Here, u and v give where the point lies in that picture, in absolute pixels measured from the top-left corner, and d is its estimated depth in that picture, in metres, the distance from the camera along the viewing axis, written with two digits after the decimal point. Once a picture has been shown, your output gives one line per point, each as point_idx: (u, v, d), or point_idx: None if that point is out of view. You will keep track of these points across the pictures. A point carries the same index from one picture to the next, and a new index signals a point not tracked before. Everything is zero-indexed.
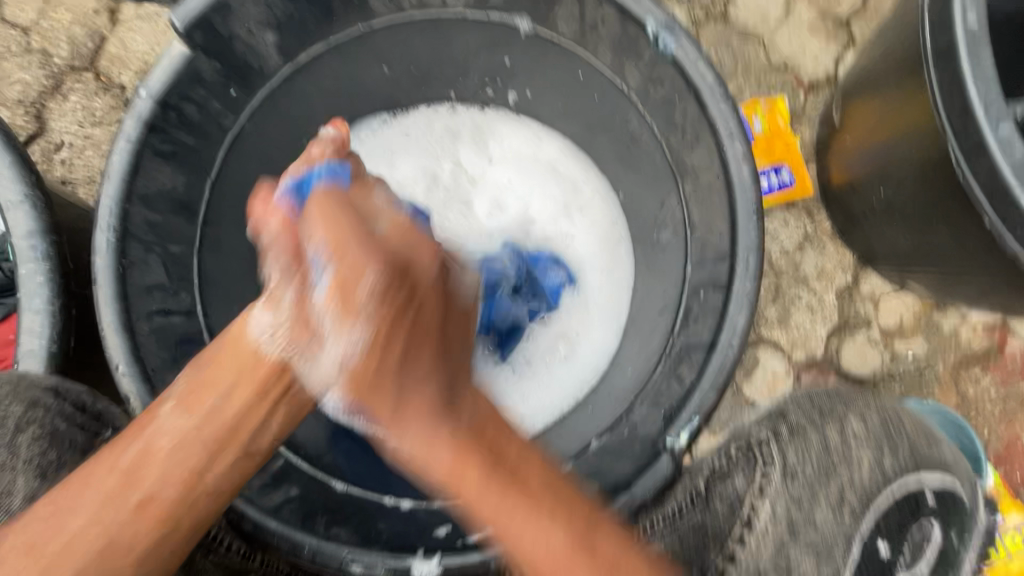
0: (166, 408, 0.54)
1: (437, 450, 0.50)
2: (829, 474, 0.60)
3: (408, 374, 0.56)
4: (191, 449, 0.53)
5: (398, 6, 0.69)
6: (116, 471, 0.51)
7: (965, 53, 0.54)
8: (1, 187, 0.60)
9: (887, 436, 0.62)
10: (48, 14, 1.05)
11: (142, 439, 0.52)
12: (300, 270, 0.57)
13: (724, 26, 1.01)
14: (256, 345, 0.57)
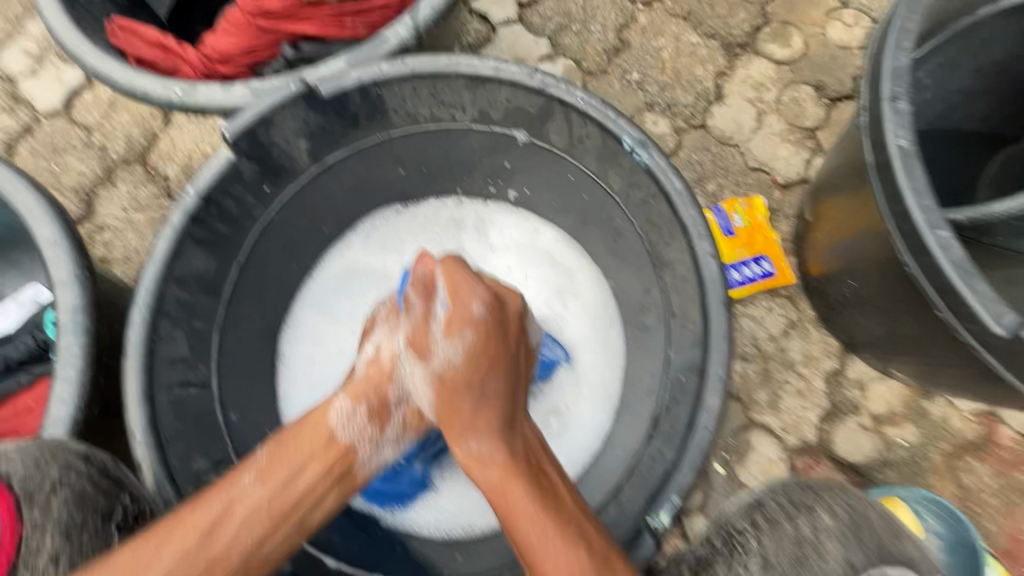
0: (246, 477, 0.56)
1: (492, 464, 0.56)
2: (807, 567, 0.51)
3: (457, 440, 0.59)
4: (268, 515, 0.54)
5: (415, 119, 0.78)
6: (191, 532, 0.52)
7: (900, 169, 0.62)
8: (55, 267, 0.67)
9: (853, 528, 0.53)
10: (111, 117, 1.21)
11: (221, 504, 0.54)
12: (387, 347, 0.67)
13: (704, 134, 1.14)
14: (331, 431, 0.60)
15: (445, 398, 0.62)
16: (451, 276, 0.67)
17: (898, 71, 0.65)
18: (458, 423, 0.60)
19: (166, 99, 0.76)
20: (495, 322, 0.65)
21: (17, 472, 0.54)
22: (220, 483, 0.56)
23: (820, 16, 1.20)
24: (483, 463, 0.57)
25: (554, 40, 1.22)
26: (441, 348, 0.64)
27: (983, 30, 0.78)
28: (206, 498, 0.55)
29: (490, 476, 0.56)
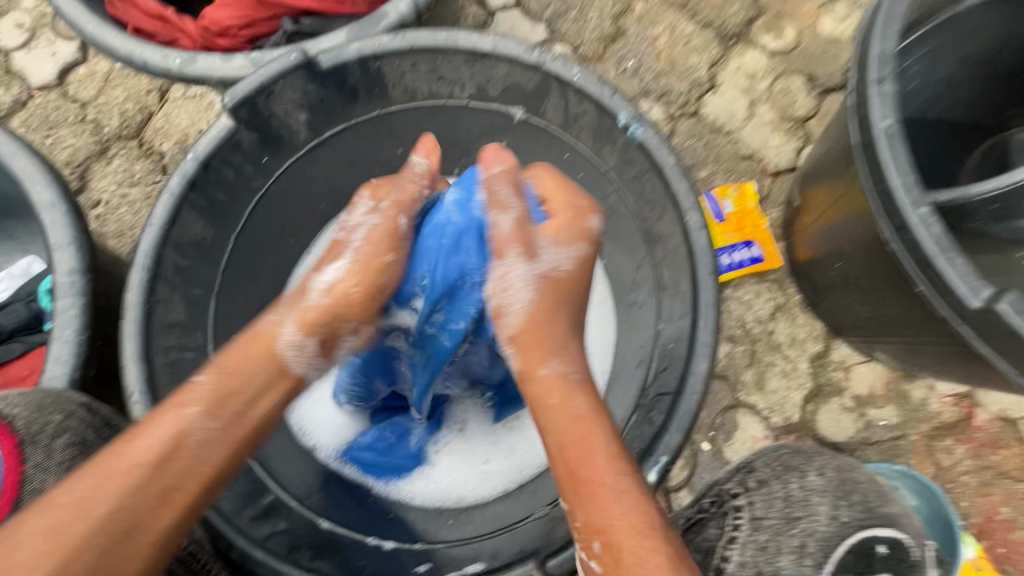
0: (195, 408, 0.54)
1: (577, 381, 0.56)
2: (795, 521, 0.57)
3: (546, 352, 0.57)
4: (218, 446, 0.54)
5: (413, 94, 0.79)
6: (135, 466, 0.50)
7: (884, 148, 0.65)
8: (53, 230, 0.68)
9: (841, 488, 0.60)
10: (106, 92, 1.21)
11: (168, 436, 0.52)
12: (359, 276, 0.62)
13: (697, 122, 1.16)
14: (278, 359, 0.58)
15: (540, 314, 0.59)
16: (554, 191, 0.66)
17: (885, 55, 0.67)
18: (547, 342, 0.58)
19: (165, 69, 0.77)
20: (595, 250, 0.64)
21: (20, 417, 0.55)
22: (164, 409, 0.54)
23: (813, 9, 1.22)
24: (572, 388, 0.56)
25: (552, 26, 1.23)
26: (550, 259, 0.61)
27: (968, 19, 0.80)
28: (154, 426, 0.53)
29: (580, 407, 0.55)
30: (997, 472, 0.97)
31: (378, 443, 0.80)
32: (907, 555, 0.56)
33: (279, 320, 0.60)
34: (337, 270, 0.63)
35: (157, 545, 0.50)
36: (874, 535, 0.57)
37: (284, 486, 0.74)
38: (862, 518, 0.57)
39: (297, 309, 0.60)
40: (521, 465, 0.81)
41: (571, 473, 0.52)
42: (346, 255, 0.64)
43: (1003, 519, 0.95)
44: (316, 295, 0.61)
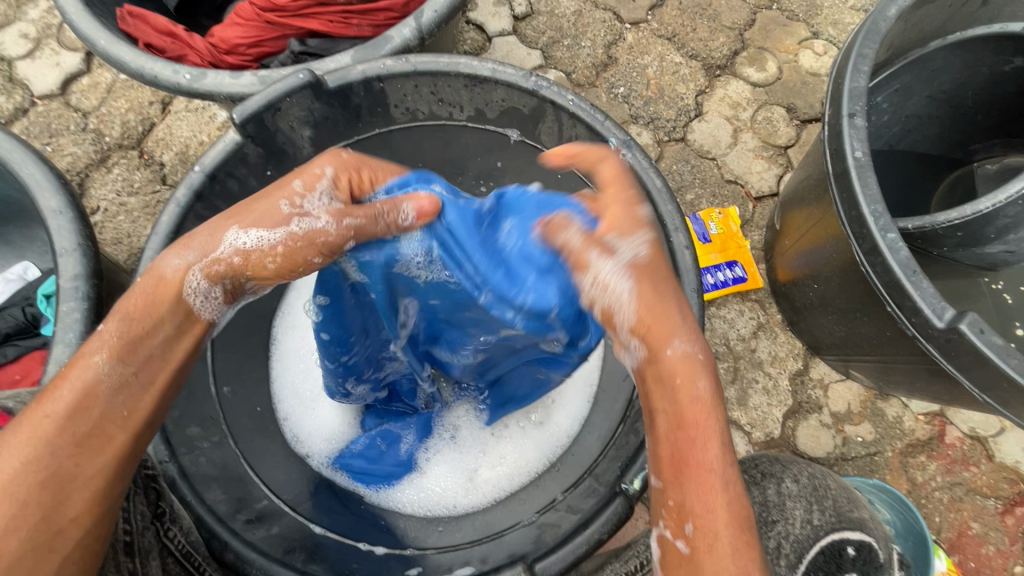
0: (99, 356, 0.52)
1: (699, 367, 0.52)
2: (771, 525, 0.66)
3: (661, 343, 0.53)
4: (134, 391, 0.53)
5: (413, 115, 0.83)
6: (45, 418, 0.49)
7: (855, 178, 0.69)
8: (59, 236, 0.70)
9: (813, 493, 0.68)
10: (108, 102, 1.23)
11: (76, 386, 0.51)
12: (278, 259, 0.56)
13: (684, 147, 1.21)
14: (183, 309, 0.56)
15: (652, 304, 0.53)
16: (613, 182, 0.57)
17: (857, 92, 0.72)
18: (668, 320, 0.53)
19: (175, 84, 0.79)
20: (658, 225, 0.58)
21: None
22: (72, 362, 0.52)
23: (793, 45, 1.30)
24: (696, 367, 0.52)
25: (547, 53, 1.28)
26: (628, 253, 0.54)
27: (935, 60, 0.86)
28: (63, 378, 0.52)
29: (703, 390, 0.52)
30: (968, 489, 1.00)
31: (370, 450, 0.82)
32: (874, 557, 0.62)
33: (187, 265, 0.55)
34: (260, 237, 0.55)
35: (91, 496, 0.50)
36: (844, 537, 0.63)
37: (277, 492, 0.75)
38: (830, 521, 0.65)
39: (205, 257, 0.55)
40: (510, 474, 0.83)
41: (676, 457, 0.51)
42: (274, 232, 0.55)
43: (975, 535, 0.98)
44: (229, 252, 0.55)
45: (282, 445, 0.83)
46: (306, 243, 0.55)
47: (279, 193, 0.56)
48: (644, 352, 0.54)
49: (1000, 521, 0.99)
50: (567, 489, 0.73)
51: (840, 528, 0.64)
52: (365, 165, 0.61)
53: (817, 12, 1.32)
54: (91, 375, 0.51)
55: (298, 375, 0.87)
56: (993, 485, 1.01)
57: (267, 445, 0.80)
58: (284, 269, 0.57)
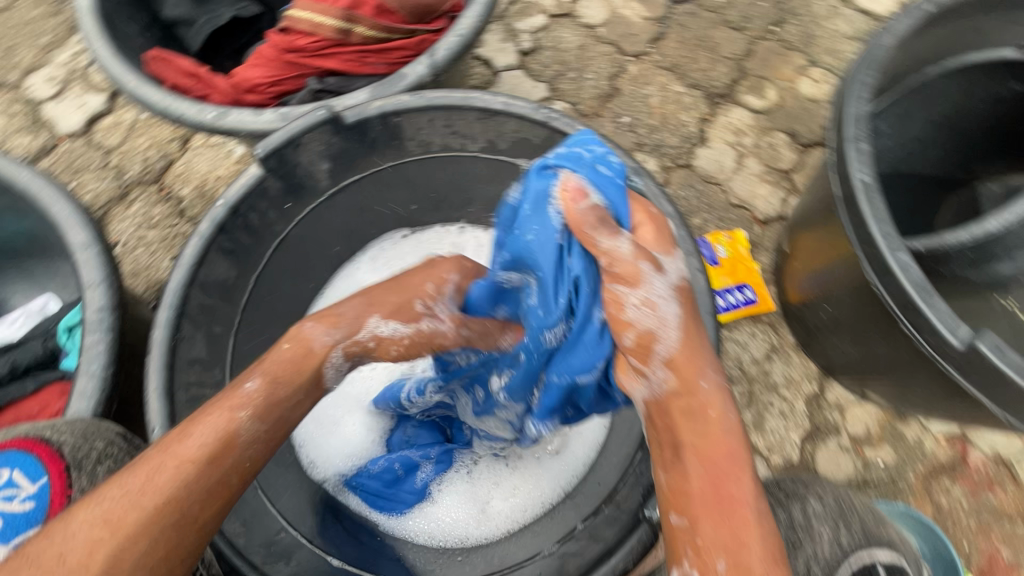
0: (243, 412, 0.55)
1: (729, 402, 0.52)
2: (798, 547, 0.63)
3: (700, 372, 0.52)
4: (263, 446, 0.55)
5: (427, 147, 0.86)
6: (186, 460, 0.51)
7: (863, 201, 0.70)
8: (86, 269, 0.71)
9: (839, 512, 0.65)
10: (130, 140, 1.28)
11: (214, 436, 0.53)
12: (398, 347, 0.64)
13: (689, 172, 1.24)
14: (314, 371, 0.60)
15: (692, 329, 0.53)
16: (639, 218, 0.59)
17: (859, 117, 0.74)
18: (703, 354, 0.53)
19: (199, 122, 0.82)
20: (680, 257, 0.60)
21: (67, 443, 0.57)
22: (213, 410, 0.54)
23: (791, 73, 1.34)
24: (725, 403, 0.51)
25: (553, 85, 1.33)
26: (673, 279, 0.54)
27: (931, 85, 0.89)
28: (202, 424, 0.54)
29: (731, 423, 0.51)
30: (996, 513, 0.98)
31: (386, 474, 0.81)
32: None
33: (333, 343, 0.61)
34: (394, 329, 0.63)
35: (203, 535, 0.51)
36: (874, 556, 0.61)
37: (295, 524, 0.75)
38: (859, 541, 0.62)
39: (350, 338, 0.61)
40: (524, 504, 0.81)
41: (707, 493, 0.48)
42: (406, 326, 0.63)
43: (1006, 561, 0.95)
44: (366, 337, 0.62)
45: (298, 472, 0.82)
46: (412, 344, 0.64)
47: (416, 292, 0.64)
48: (675, 377, 0.52)
49: None
50: (586, 517, 0.72)
51: (868, 546, 0.62)
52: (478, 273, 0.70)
53: (813, 42, 1.37)
54: (233, 426, 0.54)
55: (317, 400, 0.87)
56: (1022, 509, 0.98)
57: (283, 474, 0.79)
58: (403, 355, 0.65)
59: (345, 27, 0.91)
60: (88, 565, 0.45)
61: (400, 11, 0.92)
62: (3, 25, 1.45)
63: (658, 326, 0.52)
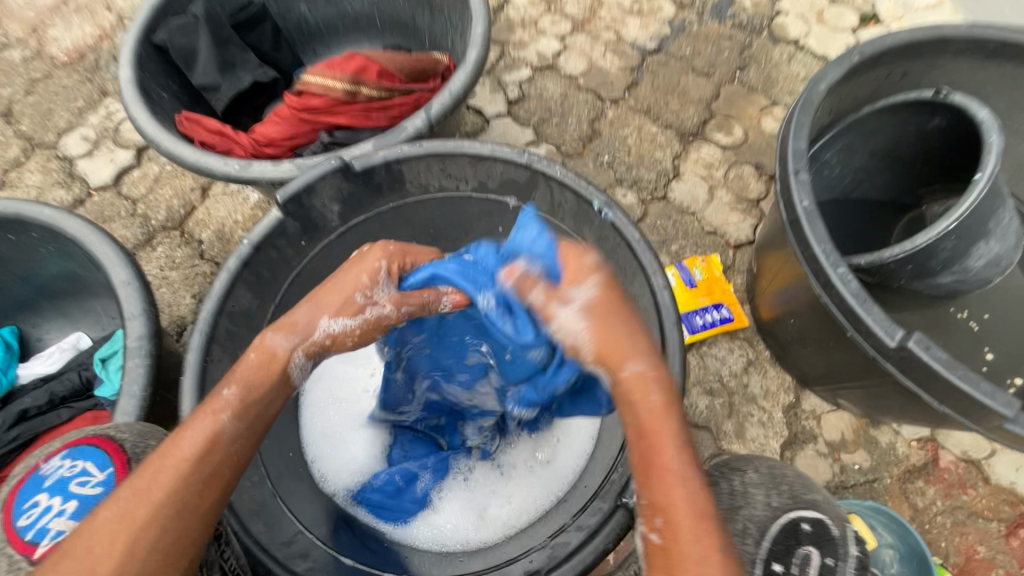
0: (225, 414, 0.61)
1: (654, 385, 0.58)
2: (736, 510, 0.70)
3: (619, 364, 0.59)
4: (248, 441, 0.62)
5: (425, 188, 0.97)
6: (182, 459, 0.57)
7: (805, 224, 0.81)
8: (128, 302, 0.81)
9: (771, 481, 0.73)
10: (155, 190, 1.40)
11: (204, 436, 0.59)
12: (352, 338, 0.70)
13: (666, 204, 1.36)
14: (283, 369, 0.66)
15: (603, 333, 0.59)
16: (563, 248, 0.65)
17: (799, 152, 0.86)
18: (624, 350, 0.59)
19: (226, 174, 0.94)
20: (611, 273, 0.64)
21: (127, 440, 0.66)
22: (199, 414, 0.60)
23: (755, 112, 1.48)
24: (651, 386, 0.58)
25: (538, 130, 1.46)
26: (582, 298, 0.61)
27: (868, 122, 1.01)
28: (191, 427, 0.60)
29: (655, 403, 0.57)
30: (969, 512, 1.03)
31: (389, 486, 0.89)
32: (827, 531, 0.67)
33: (291, 347, 0.67)
34: (344, 323, 0.68)
35: (206, 520, 0.57)
36: (800, 514, 0.68)
37: (310, 528, 0.82)
38: (787, 503, 0.70)
39: (308, 339, 0.67)
40: (519, 509, 0.88)
41: (643, 463, 0.56)
42: (354, 318, 0.69)
43: (982, 558, 1.00)
44: (322, 336, 0.68)
45: (311, 486, 0.89)
46: (363, 333, 0.70)
47: (353, 288, 0.69)
48: (607, 373, 0.60)
49: (1006, 543, 1.01)
50: (575, 513, 0.78)
51: (795, 507, 0.69)
52: (408, 253, 0.76)
53: (774, 84, 1.52)
54: (218, 427, 0.60)
55: (328, 419, 0.95)
56: (994, 508, 1.03)
57: (296, 486, 0.87)
58: (359, 342, 0.71)
59: (352, 89, 1.04)
60: (106, 555, 0.51)
61: (400, 74, 1.08)
62: (42, 92, 1.61)
63: (573, 339, 0.60)
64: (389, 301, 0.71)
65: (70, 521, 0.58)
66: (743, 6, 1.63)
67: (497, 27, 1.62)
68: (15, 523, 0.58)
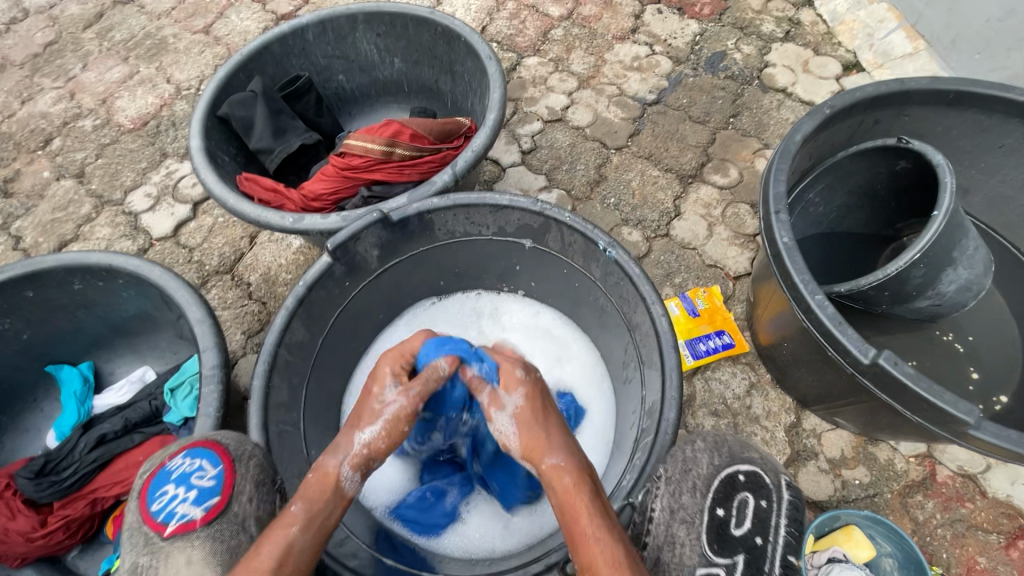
0: (295, 527, 0.69)
1: (569, 470, 0.71)
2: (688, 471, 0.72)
3: (542, 456, 0.74)
4: (314, 548, 0.69)
5: (451, 233, 1.11)
6: (260, 570, 0.64)
7: (786, 256, 0.92)
8: (202, 337, 0.95)
9: (716, 445, 0.74)
10: (209, 239, 1.58)
11: (279, 547, 0.66)
12: (386, 439, 0.79)
13: (669, 240, 1.48)
14: (337, 474, 0.75)
15: (527, 430, 0.77)
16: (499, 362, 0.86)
17: (779, 196, 0.98)
18: (543, 444, 0.75)
19: (281, 226, 1.10)
20: (535, 381, 0.83)
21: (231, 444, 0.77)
22: (272, 530, 0.68)
23: (748, 155, 1.61)
24: (564, 471, 0.71)
25: (550, 176, 1.62)
26: (511, 402, 0.80)
27: (844, 165, 1.13)
28: (265, 542, 0.67)
29: (569, 482, 0.70)
30: (968, 524, 1.09)
31: (421, 502, 0.99)
32: (765, 481, 0.69)
33: (338, 462, 0.76)
34: (371, 430, 0.79)
35: None
36: (736, 469, 0.70)
37: (357, 533, 0.92)
38: (727, 459, 0.72)
39: (350, 453, 0.77)
40: (540, 520, 0.98)
41: (572, 538, 0.66)
42: (375, 422, 0.79)
43: (983, 568, 1.05)
44: (360, 447, 0.78)
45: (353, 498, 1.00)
46: (392, 431, 0.80)
47: (369, 400, 0.82)
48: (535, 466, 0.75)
49: (1006, 554, 1.06)
50: None
51: (732, 463, 0.71)
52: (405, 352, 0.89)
53: (765, 129, 1.66)
54: (290, 540, 0.67)
55: None
56: (992, 520, 1.09)
57: None
58: (391, 442, 0.80)
59: (388, 150, 1.20)
60: None
61: (429, 136, 1.24)
62: (110, 155, 1.83)
63: (508, 439, 0.78)
64: (398, 395, 0.82)
65: (192, 506, 0.70)
66: (733, 60, 1.80)
67: (511, 86, 1.80)
68: (150, 507, 0.71)
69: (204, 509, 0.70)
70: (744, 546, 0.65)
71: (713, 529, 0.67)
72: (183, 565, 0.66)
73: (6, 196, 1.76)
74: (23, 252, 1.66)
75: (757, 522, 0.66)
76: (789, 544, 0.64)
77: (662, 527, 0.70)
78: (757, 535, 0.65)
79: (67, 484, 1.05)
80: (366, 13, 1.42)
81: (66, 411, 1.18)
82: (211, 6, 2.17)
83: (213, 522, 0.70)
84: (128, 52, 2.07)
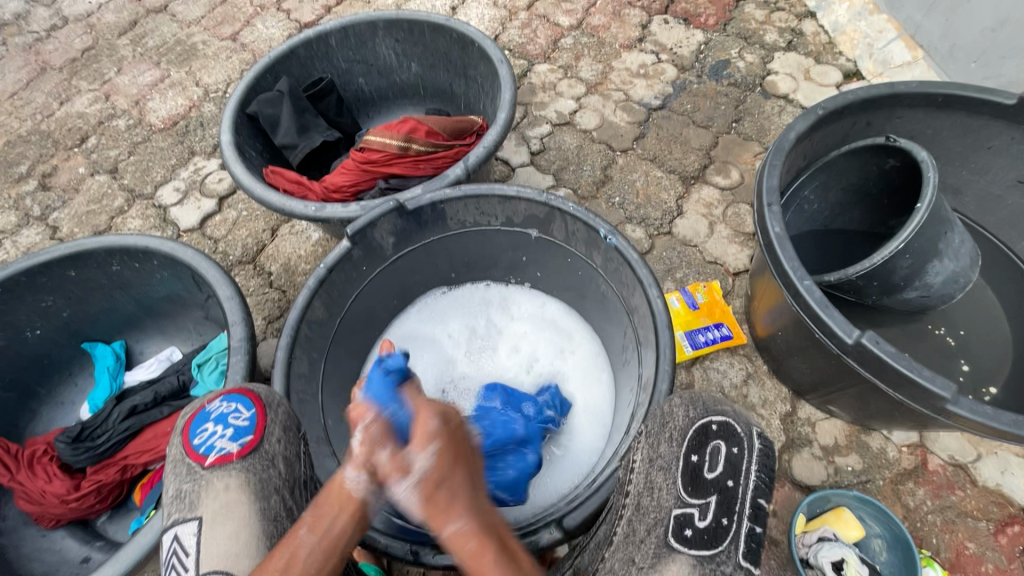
0: (303, 529, 0.67)
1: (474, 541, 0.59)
2: (666, 424, 0.79)
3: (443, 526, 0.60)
4: (328, 553, 0.66)
5: (462, 224, 1.18)
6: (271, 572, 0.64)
7: (777, 245, 0.97)
8: (230, 311, 1.03)
9: (695, 401, 0.81)
10: (233, 232, 1.67)
11: (286, 553, 0.65)
12: None
13: (671, 237, 1.54)
14: None
15: (430, 506, 0.60)
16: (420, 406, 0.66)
17: (771, 188, 1.03)
18: (445, 516, 0.60)
19: (303, 213, 1.17)
20: (448, 433, 0.63)
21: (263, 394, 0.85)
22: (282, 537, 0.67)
23: (750, 158, 1.67)
24: (468, 541, 0.59)
25: (557, 176, 1.69)
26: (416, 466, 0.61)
27: (837, 163, 1.18)
28: (280, 547, 0.66)
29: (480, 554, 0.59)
30: (959, 511, 1.12)
31: None
32: (735, 430, 0.76)
33: None
34: None
35: None
36: (710, 420, 0.77)
37: None
38: (701, 412, 0.78)
39: None
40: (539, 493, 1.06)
41: None
42: None
43: (972, 554, 1.08)
44: None
45: None
46: None
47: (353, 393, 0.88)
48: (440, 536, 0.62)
49: (995, 540, 1.09)
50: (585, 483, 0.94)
51: (706, 415, 0.78)
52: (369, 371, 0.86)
53: (766, 133, 1.72)
54: (297, 543, 0.66)
55: None
56: (983, 508, 1.12)
57: None
58: None
59: (404, 145, 1.28)
60: None
61: (443, 133, 1.32)
62: (142, 152, 1.93)
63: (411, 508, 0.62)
64: None
65: (230, 442, 0.79)
66: (737, 68, 1.86)
67: (521, 91, 1.88)
68: (192, 441, 0.80)
69: (240, 445, 0.78)
70: (716, 487, 0.72)
71: (688, 473, 0.74)
72: (222, 491, 0.75)
73: (43, 189, 1.87)
74: (59, 241, 1.76)
75: (729, 466, 0.73)
76: (758, 486, 0.72)
77: (642, 475, 0.76)
78: (728, 478, 0.72)
79: (100, 450, 1.13)
80: (386, 20, 1.50)
81: (99, 386, 1.27)
82: (238, 15, 2.29)
83: (247, 457, 0.78)
84: (159, 57, 2.19)
